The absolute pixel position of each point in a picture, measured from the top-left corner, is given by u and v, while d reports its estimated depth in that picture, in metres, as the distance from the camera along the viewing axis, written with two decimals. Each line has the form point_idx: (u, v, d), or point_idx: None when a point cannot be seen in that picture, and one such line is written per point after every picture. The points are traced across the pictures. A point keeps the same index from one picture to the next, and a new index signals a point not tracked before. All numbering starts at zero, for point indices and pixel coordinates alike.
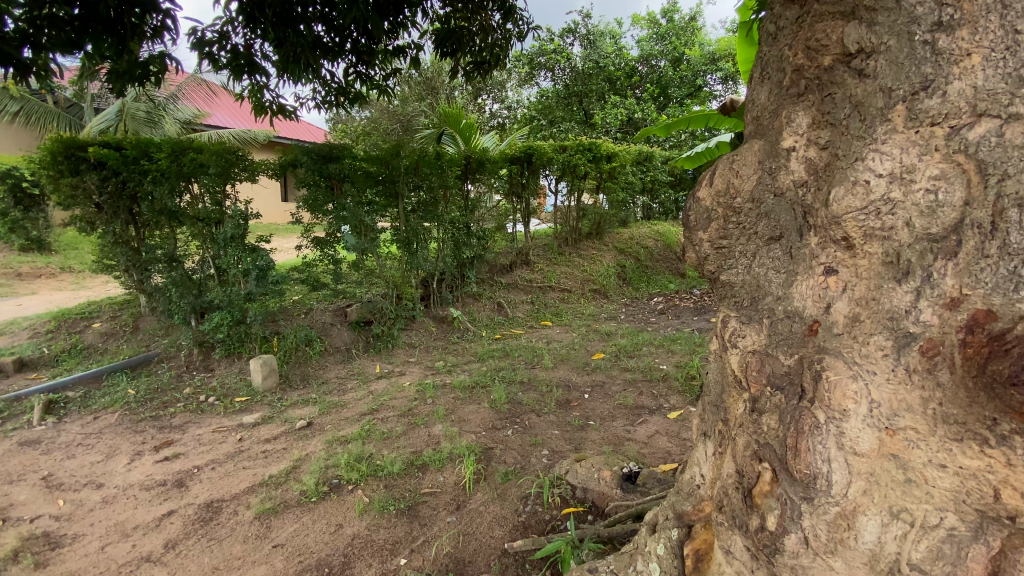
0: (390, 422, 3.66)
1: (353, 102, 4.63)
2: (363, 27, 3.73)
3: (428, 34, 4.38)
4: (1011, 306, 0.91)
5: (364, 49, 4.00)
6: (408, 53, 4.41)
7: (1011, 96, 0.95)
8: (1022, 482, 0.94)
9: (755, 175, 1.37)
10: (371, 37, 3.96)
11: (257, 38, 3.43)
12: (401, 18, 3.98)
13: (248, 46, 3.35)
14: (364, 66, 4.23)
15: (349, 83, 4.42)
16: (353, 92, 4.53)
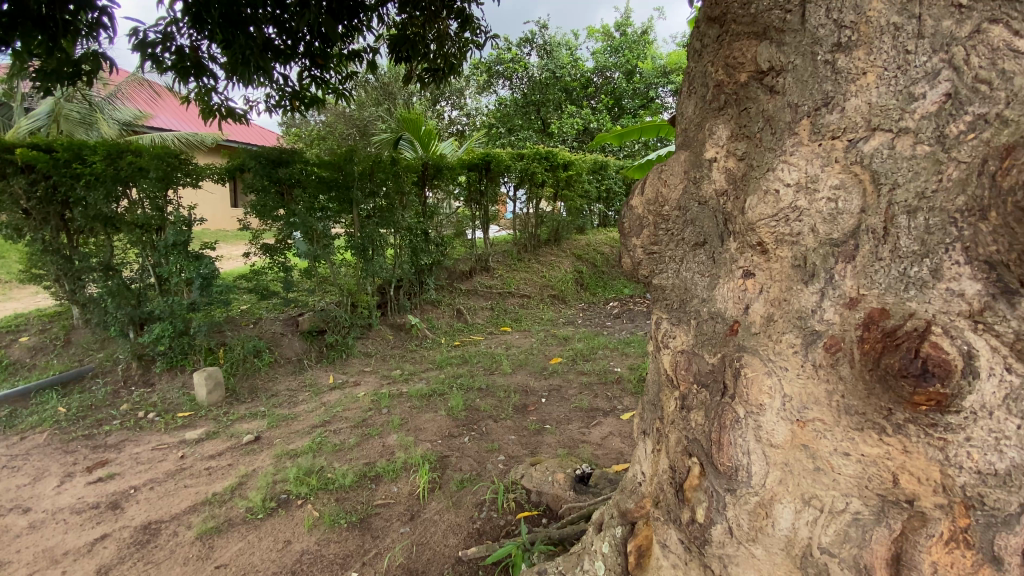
0: (343, 433, 3.57)
1: (309, 106, 4.54)
2: (317, 31, 3.67)
3: (384, 38, 4.35)
4: (903, 304, 1.01)
5: (318, 52, 3.92)
6: (363, 57, 4.35)
7: (901, 112, 1.05)
8: (916, 466, 1.03)
9: (681, 185, 1.45)
10: (325, 40, 3.90)
11: (204, 39, 3.31)
12: (356, 22, 3.93)
13: (195, 48, 3.23)
14: (318, 69, 4.14)
15: (303, 87, 4.34)
16: (308, 96, 4.44)
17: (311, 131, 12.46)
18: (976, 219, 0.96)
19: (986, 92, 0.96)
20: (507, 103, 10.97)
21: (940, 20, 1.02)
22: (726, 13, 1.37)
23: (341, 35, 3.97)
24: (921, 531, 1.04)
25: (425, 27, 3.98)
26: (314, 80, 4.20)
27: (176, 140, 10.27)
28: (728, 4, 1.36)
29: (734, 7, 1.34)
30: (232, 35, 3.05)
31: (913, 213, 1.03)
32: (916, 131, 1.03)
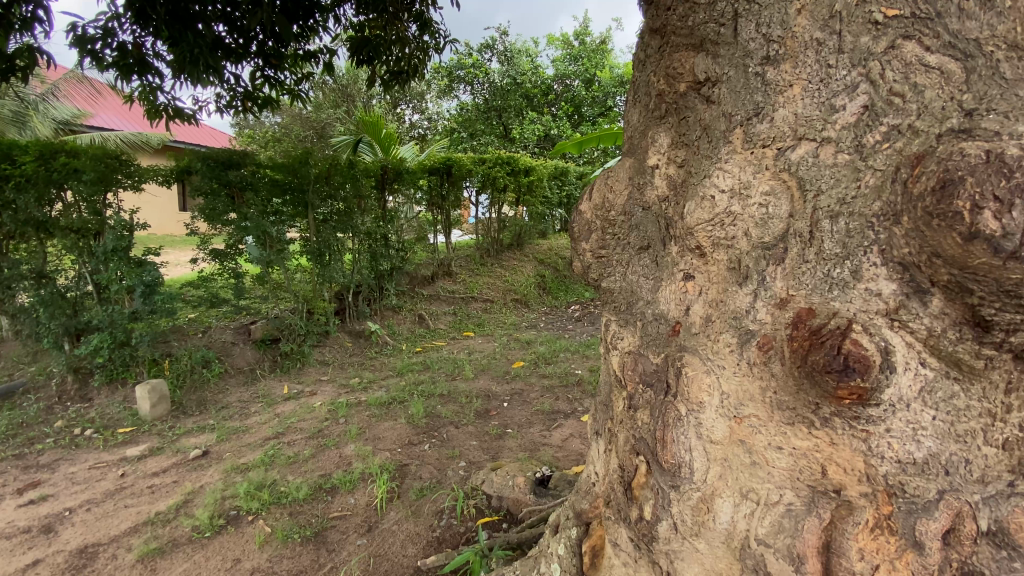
0: (297, 444, 3.46)
1: (262, 107, 4.39)
2: (270, 30, 3.56)
3: (341, 40, 4.26)
4: (827, 304, 1.07)
5: (272, 52, 3.80)
6: (320, 58, 4.25)
7: (824, 123, 1.12)
8: (842, 457, 1.10)
9: (625, 191, 1.52)
10: (279, 40, 3.79)
11: (149, 35, 3.15)
12: (311, 23, 3.85)
13: (138, 45, 3.07)
14: (272, 69, 4.01)
15: (256, 87, 4.20)
16: (261, 97, 4.30)
17: (265, 132, 12.06)
18: (890, 223, 1.03)
19: (899, 104, 1.04)
20: (469, 108, 10.95)
21: (858, 37, 1.09)
22: (666, 25, 1.42)
23: (297, 36, 3.87)
24: (848, 519, 1.09)
25: (386, 31, 3.93)
26: (267, 80, 4.08)
27: (120, 141, 9.76)
28: (668, 17, 1.41)
29: (674, 19, 1.39)
30: (180, 34, 2.94)
31: (835, 217, 1.09)
32: (837, 141, 1.10)
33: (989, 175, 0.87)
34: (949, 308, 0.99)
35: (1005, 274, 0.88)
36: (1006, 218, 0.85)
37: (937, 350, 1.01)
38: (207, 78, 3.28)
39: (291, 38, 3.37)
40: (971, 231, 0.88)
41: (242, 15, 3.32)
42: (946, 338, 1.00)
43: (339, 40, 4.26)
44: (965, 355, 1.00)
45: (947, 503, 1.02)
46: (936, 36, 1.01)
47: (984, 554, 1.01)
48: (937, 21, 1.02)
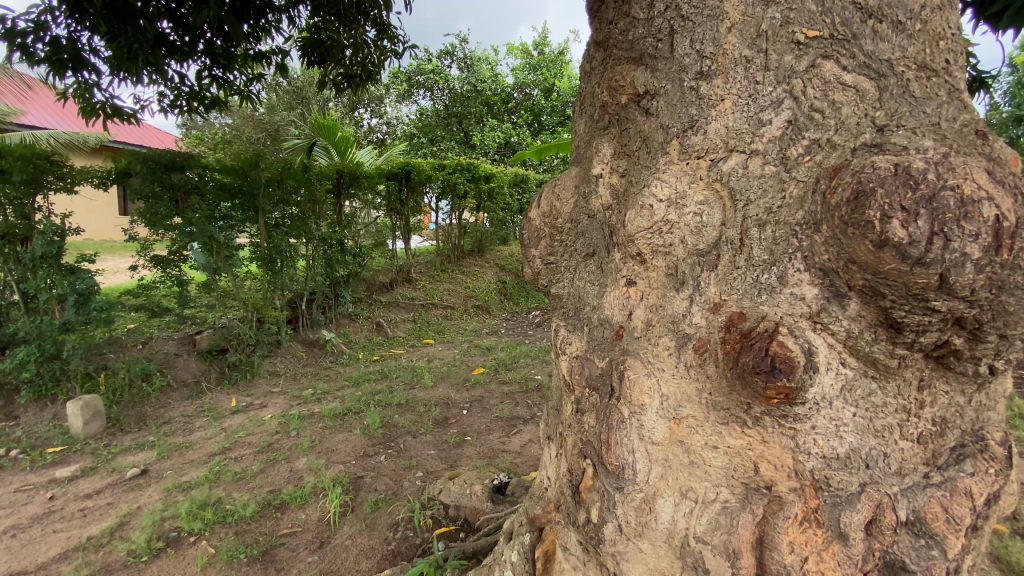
0: (245, 460, 3.31)
1: (209, 108, 4.22)
2: (218, 29, 3.44)
3: (293, 41, 4.17)
4: (756, 308, 1.13)
5: (220, 51, 3.67)
6: (271, 59, 4.13)
7: (752, 136, 1.19)
8: (772, 455, 1.15)
9: (572, 199, 1.57)
10: (228, 40, 3.66)
11: (85, 30, 2.97)
12: (263, 23, 3.74)
13: (73, 39, 2.88)
14: (221, 69, 3.87)
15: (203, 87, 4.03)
16: (208, 97, 4.13)
17: (214, 133, 11.57)
18: (811, 232, 1.10)
19: (819, 120, 1.13)
20: (429, 113, 10.89)
21: (783, 55, 1.17)
22: (608, 39, 1.46)
23: (246, 35, 3.74)
24: (778, 513, 1.14)
25: (340, 33, 3.84)
26: (214, 80, 3.93)
27: (52, 142, 9.10)
28: (610, 30, 1.45)
29: (615, 33, 1.43)
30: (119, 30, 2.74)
31: (763, 226, 1.15)
32: (764, 153, 1.17)
33: (897, 188, 0.94)
34: (864, 311, 1.07)
35: (913, 279, 0.95)
36: (911, 227, 0.91)
37: (856, 350, 1.09)
38: (151, 78, 3.12)
39: (240, 37, 3.25)
40: (881, 239, 0.94)
41: (188, 13, 3.17)
42: (863, 339, 1.08)
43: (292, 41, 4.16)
44: (880, 355, 1.08)
45: (868, 495, 1.08)
46: (852, 56, 1.13)
47: (905, 543, 1.09)
48: (854, 42, 1.13)
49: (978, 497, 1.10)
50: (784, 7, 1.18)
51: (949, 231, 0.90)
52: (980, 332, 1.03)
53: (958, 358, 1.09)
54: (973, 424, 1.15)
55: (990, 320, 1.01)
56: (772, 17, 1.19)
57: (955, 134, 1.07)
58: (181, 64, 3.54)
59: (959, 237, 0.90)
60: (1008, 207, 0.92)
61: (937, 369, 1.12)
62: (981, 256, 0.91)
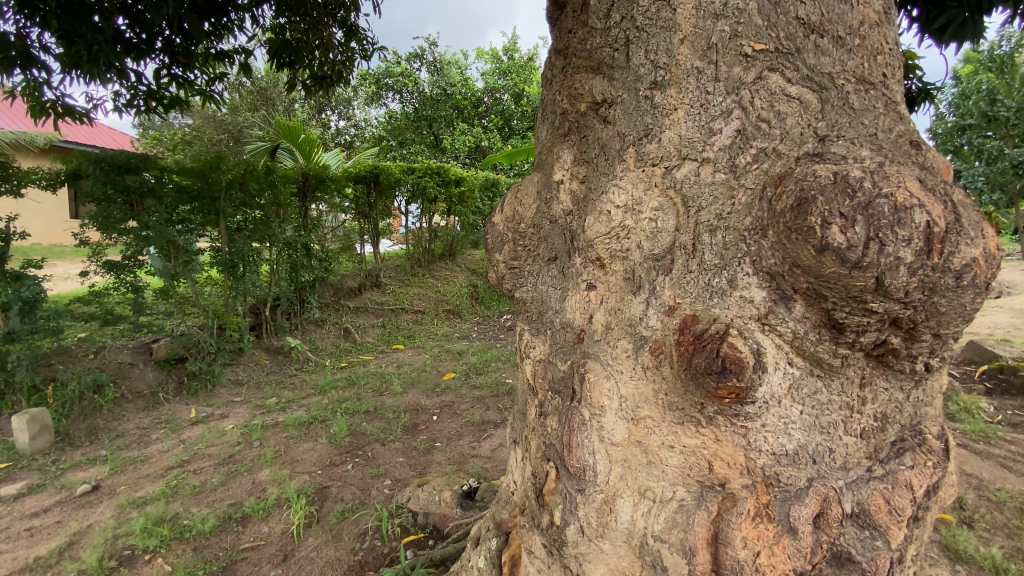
0: (205, 472, 3.20)
1: (168, 108, 4.07)
2: (179, 26, 3.32)
3: (258, 41, 4.07)
4: (708, 310, 1.16)
5: (180, 49, 3.55)
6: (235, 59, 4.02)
7: (703, 145, 1.23)
8: (725, 453, 1.19)
9: (534, 205, 1.59)
10: (188, 38, 3.54)
11: (35, 26, 2.82)
12: (225, 21, 3.64)
13: (21, 36, 2.73)
14: (181, 68, 3.75)
15: (162, 86, 3.89)
16: (168, 97, 3.98)
17: (173, 133, 11.15)
18: (758, 237, 1.14)
19: (766, 129, 1.17)
20: (398, 116, 10.80)
21: (732, 67, 1.22)
22: (568, 47, 1.49)
23: (207, 33, 3.63)
24: (732, 510, 1.17)
25: (308, 35, 3.77)
26: (174, 80, 3.79)
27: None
28: (570, 39, 1.48)
29: (574, 42, 1.46)
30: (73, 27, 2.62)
31: (714, 231, 1.20)
32: (715, 161, 1.21)
33: (835, 196, 0.99)
34: (809, 313, 1.12)
35: (852, 282, 1.00)
36: (849, 233, 0.96)
37: (802, 350, 1.14)
38: (105, 77, 2.99)
39: (203, 35, 3.16)
40: (822, 244, 0.99)
41: (146, 9, 3.05)
42: (808, 339, 1.13)
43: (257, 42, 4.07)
44: (824, 354, 1.13)
45: (815, 490, 1.13)
46: (796, 70, 1.18)
47: (851, 535, 1.14)
48: (797, 56, 1.19)
49: (918, 489, 1.15)
50: (733, 20, 1.23)
51: (884, 236, 0.95)
52: (914, 331, 1.09)
53: (896, 356, 1.15)
54: (912, 419, 1.21)
55: (923, 321, 1.07)
56: (722, 30, 1.23)
57: (890, 144, 1.13)
58: (137, 62, 3.41)
59: (893, 242, 0.95)
60: (938, 213, 0.98)
61: (878, 367, 1.18)
62: (914, 260, 0.96)
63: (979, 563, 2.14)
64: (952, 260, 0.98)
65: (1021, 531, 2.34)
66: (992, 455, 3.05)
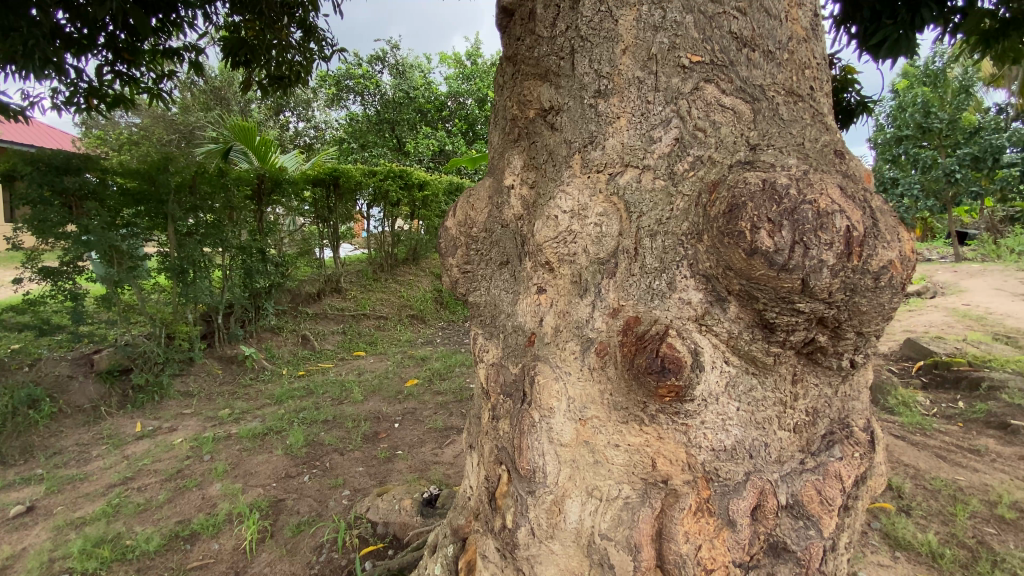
0: (150, 489, 3.04)
1: (111, 106, 3.86)
2: (124, 22, 3.17)
3: (210, 39, 3.93)
4: (649, 311, 1.21)
5: (124, 45, 3.39)
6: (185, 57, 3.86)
7: (644, 152, 1.27)
8: (667, 449, 1.22)
9: (486, 209, 1.61)
10: (134, 34, 3.38)
11: None
12: (174, 17, 3.50)
13: None
14: (126, 65, 3.58)
15: (105, 83, 3.69)
16: (111, 95, 3.78)
17: (118, 132, 10.59)
18: (695, 241, 1.20)
19: (702, 138, 1.22)
20: (359, 119, 10.64)
21: (670, 77, 1.27)
22: (516, 54, 1.52)
23: (155, 29, 3.49)
24: (674, 506, 1.21)
25: (264, 35, 3.67)
26: (118, 77, 3.61)
27: None
28: (518, 46, 1.51)
29: (523, 50, 1.49)
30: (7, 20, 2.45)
31: (654, 236, 1.24)
32: (654, 168, 1.26)
33: (763, 202, 1.04)
34: (742, 313, 1.17)
35: (780, 284, 1.05)
36: (776, 237, 1.02)
37: (737, 349, 1.19)
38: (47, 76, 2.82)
39: (150, 32, 3.02)
40: (752, 248, 1.04)
41: (89, 4, 2.90)
42: (742, 339, 1.18)
43: (210, 40, 3.93)
44: (758, 353, 1.19)
45: (752, 483, 1.19)
46: (730, 81, 1.24)
47: (786, 525, 1.20)
48: (731, 69, 1.25)
49: (847, 479, 1.22)
50: (671, 33, 1.28)
51: (808, 240, 1.01)
52: (839, 330, 1.16)
53: (824, 354, 1.21)
54: (841, 413, 1.28)
55: (847, 320, 1.13)
56: (661, 42, 1.28)
57: (817, 153, 1.20)
58: (79, 58, 3.23)
59: (816, 245, 1.01)
60: (857, 218, 1.04)
61: (808, 365, 1.24)
62: (835, 262, 1.02)
63: (916, 549, 2.27)
64: (871, 262, 1.04)
65: (954, 517, 2.49)
66: (928, 446, 3.25)
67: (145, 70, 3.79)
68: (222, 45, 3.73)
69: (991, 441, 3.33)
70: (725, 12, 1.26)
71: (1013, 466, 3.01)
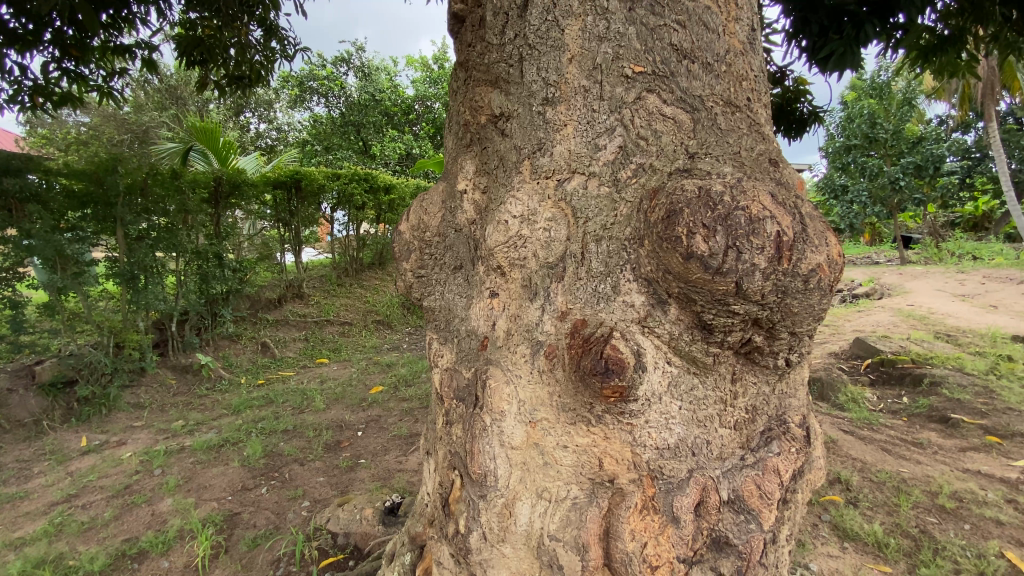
0: (96, 506, 2.90)
1: (57, 105, 3.66)
2: (71, 17, 3.02)
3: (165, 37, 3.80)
4: (595, 314, 1.24)
5: (72, 41, 3.23)
6: (138, 55, 3.71)
7: (590, 159, 1.30)
8: (613, 449, 1.25)
9: (439, 214, 1.61)
10: (82, 30, 3.23)
11: None
12: (125, 12, 3.37)
13: None
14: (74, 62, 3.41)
15: (50, 81, 3.51)
16: (57, 93, 3.59)
17: (63, 130, 10.05)
18: (638, 246, 1.24)
19: (644, 146, 1.27)
20: (323, 121, 10.44)
21: (615, 87, 1.31)
22: (468, 60, 1.54)
23: (105, 25, 3.35)
24: (621, 505, 1.23)
25: (221, 33, 3.56)
26: (65, 74, 3.43)
27: None
28: (469, 52, 1.53)
29: (474, 56, 1.51)
30: None
31: (600, 241, 1.28)
32: (600, 175, 1.29)
33: (699, 208, 1.09)
34: (682, 315, 1.21)
35: (715, 286, 1.10)
36: (711, 242, 1.06)
37: (678, 349, 1.23)
38: None
39: (99, 28, 2.89)
40: (688, 252, 1.08)
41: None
42: (683, 340, 1.22)
43: (163, 37, 3.79)
44: (697, 353, 1.23)
45: (695, 480, 1.23)
46: (671, 92, 1.29)
47: (728, 520, 1.24)
48: (672, 79, 1.29)
49: (785, 473, 1.27)
50: (615, 44, 1.31)
51: (741, 245, 1.05)
52: (773, 330, 1.21)
53: (761, 353, 1.27)
54: (778, 410, 1.33)
55: (780, 320, 1.18)
56: (605, 52, 1.31)
57: (752, 162, 1.26)
58: (22, 54, 3.06)
59: (748, 250, 1.06)
60: (787, 224, 1.09)
61: (747, 364, 1.29)
62: (767, 266, 1.07)
63: (863, 539, 2.38)
64: (800, 265, 1.10)
65: (898, 507, 2.62)
66: (874, 440, 3.41)
67: (94, 66, 3.61)
68: (176, 43, 3.58)
69: (932, 434, 3.52)
70: (666, 25, 1.31)
71: (953, 457, 3.19)
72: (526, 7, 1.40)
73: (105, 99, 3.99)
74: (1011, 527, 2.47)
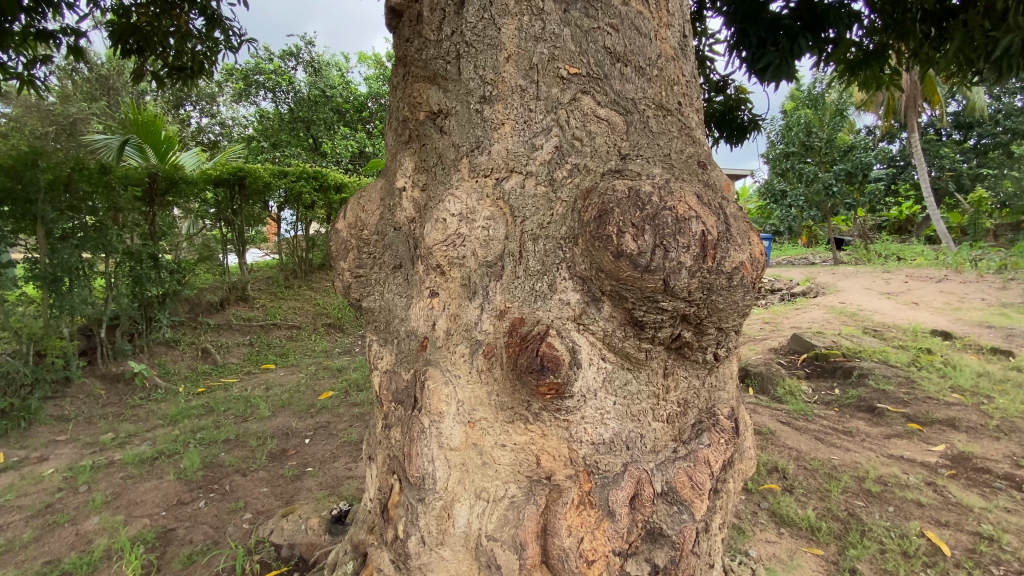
0: (11, 529, 2.66)
1: None
2: None
3: (96, 25, 3.54)
4: (532, 312, 1.24)
5: None
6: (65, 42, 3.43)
7: (526, 159, 1.31)
8: (550, 446, 1.26)
9: (378, 212, 1.58)
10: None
11: None
12: None
13: None
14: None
15: None
16: None
17: None
18: (573, 244, 1.26)
19: (579, 147, 1.29)
20: (270, 116, 10.05)
21: (551, 88, 1.32)
22: (406, 56, 1.52)
23: (26, 9, 3.07)
24: (557, 501, 1.24)
25: (159, 20, 3.36)
26: None
27: None
28: (407, 48, 1.51)
29: (412, 53, 1.49)
30: None
31: (536, 239, 1.28)
32: (536, 174, 1.30)
33: (628, 208, 1.11)
34: (615, 313, 1.24)
35: (645, 284, 1.13)
36: (639, 241, 1.09)
37: (612, 346, 1.26)
38: None
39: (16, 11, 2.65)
40: (618, 251, 1.10)
41: None
42: (616, 336, 1.25)
43: (93, 24, 3.54)
44: (631, 349, 1.27)
45: (630, 473, 1.25)
46: (605, 94, 1.31)
47: (662, 511, 1.27)
48: (606, 82, 1.32)
49: (714, 464, 1.32)
50: (550, 44, 1.32)
51: (668, 243, 1.09)
52: (701, 326, 1.25)
53: (691, 349, 1.31)
54: (709, 402, 1.38)
55: (707, 317, 1.23)
56: (541, 52, 1.33)
57: (681, 164, 1.30)
58: None
59: (675, 248, 1.09)
60: (711, 223, 1.13)
61: (678, 359, 1.34)
62: (693, 263, 1.11)
63: (799, 524, 2.51)
64: (724, 263, 1.14)
65: (830, 493, 2.78)
66: (809, 430, 3.61)
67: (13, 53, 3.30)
68: (110, 31, 3.34)
69: (861, 423, 3.76)
70: (600, 28, 1.33)
71: (879, 444, 3.41)
72: (463, 4, 1.40)
73: (26, 89, 3.67)
74: (930, 508, 2.66)
